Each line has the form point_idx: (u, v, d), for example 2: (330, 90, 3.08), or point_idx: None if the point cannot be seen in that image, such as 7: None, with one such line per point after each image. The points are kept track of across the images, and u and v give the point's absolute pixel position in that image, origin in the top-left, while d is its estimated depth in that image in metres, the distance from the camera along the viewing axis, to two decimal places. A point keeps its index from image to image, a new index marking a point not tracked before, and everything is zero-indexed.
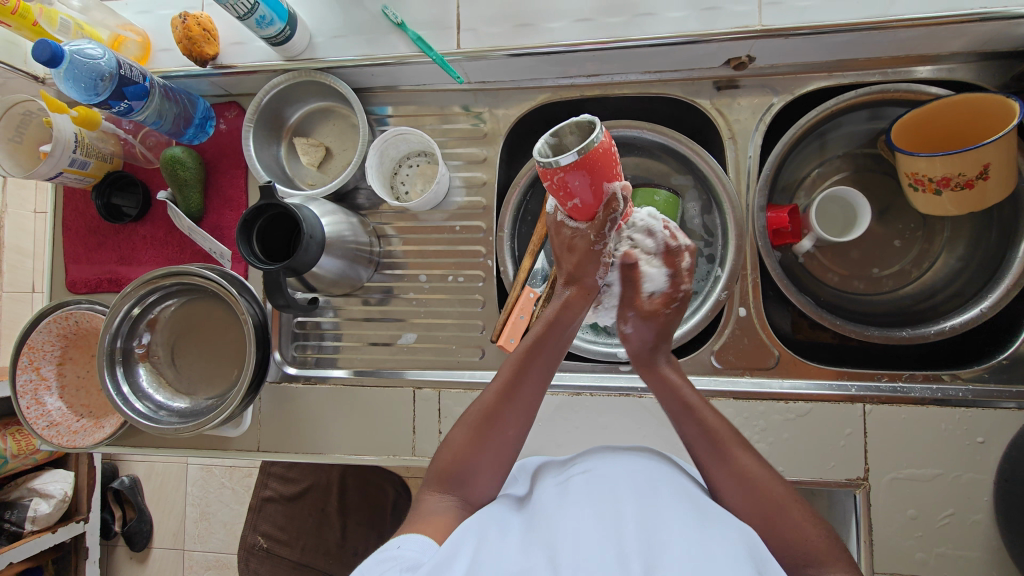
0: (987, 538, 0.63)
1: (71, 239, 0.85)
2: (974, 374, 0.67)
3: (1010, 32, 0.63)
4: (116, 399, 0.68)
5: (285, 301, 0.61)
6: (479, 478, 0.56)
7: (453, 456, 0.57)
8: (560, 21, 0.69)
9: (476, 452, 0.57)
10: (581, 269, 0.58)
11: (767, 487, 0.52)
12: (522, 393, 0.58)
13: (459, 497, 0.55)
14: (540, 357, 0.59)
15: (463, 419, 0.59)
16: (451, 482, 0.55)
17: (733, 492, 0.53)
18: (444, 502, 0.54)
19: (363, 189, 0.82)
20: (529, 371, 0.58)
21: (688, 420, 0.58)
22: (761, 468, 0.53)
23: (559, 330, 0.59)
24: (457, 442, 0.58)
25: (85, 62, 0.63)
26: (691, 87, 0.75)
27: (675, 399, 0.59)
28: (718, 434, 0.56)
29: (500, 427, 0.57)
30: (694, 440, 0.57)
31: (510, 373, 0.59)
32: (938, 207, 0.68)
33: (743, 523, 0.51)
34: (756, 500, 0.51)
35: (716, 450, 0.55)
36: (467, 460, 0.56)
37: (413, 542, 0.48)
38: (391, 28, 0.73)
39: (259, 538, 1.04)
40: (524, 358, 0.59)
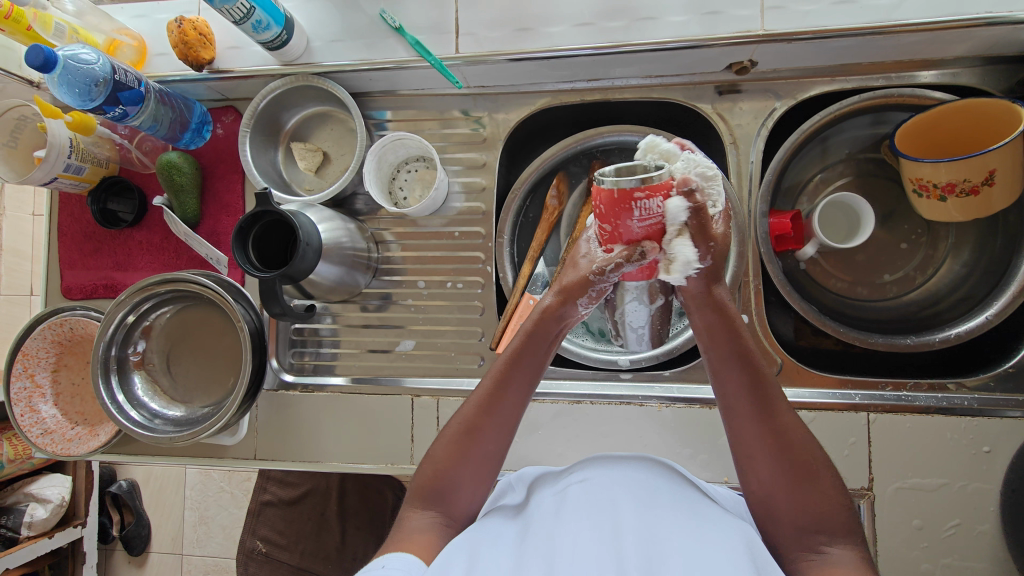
0: (993, 549, 0.62)
1: (66, 244, 0.84)
2: (980, 382, 0.66)
3: (1014, 37, 0.62)
4: (110, 408, 0.67)
5: (281, 309, 0.61)
6: (460, 493, 0.56)
7: (434, 472, 0.56)
8: (560, 25, 0.68)
9: (457, 467, 0.56)
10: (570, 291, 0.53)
11: (803, 448, 0.51)
12: (501, 404, 0.57)
13: (441, 514, 0.55)
14: (519, 367, 0.57)
15: (444, 431, 0.58)
16: (434, 499, 0.55)
17: (762, 444, 0.52)
18: (427, 519, 0.54)
19: (361, 194, 0.81)
20: (508, 387, 0.57)
21: (742, 368, 0.52)
22: (800, 429, 0.52)
23: (540, 342, 0.56)
24: (438, 456, 0.57)
25: (79, 67, 0.62)
26: (692, 92, 0.74)
27: (729, 346, 0.52)
28: (767, 388, 0.52)
29: (479, 442, 0.56)
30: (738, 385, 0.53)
31: (489, 391, 0.57)
32: (942, 212, 0.67)
33: (760, 473, 0.52)
34: (789, 459, 0.51)
35: (762, 401, 0.52)
36: (450, 474, 0.56)
37: (399, 561, 0.47)
38: (389, 33, 0.72)
39: (257, 542, 1.04)
40: (502, 370, 0.57)
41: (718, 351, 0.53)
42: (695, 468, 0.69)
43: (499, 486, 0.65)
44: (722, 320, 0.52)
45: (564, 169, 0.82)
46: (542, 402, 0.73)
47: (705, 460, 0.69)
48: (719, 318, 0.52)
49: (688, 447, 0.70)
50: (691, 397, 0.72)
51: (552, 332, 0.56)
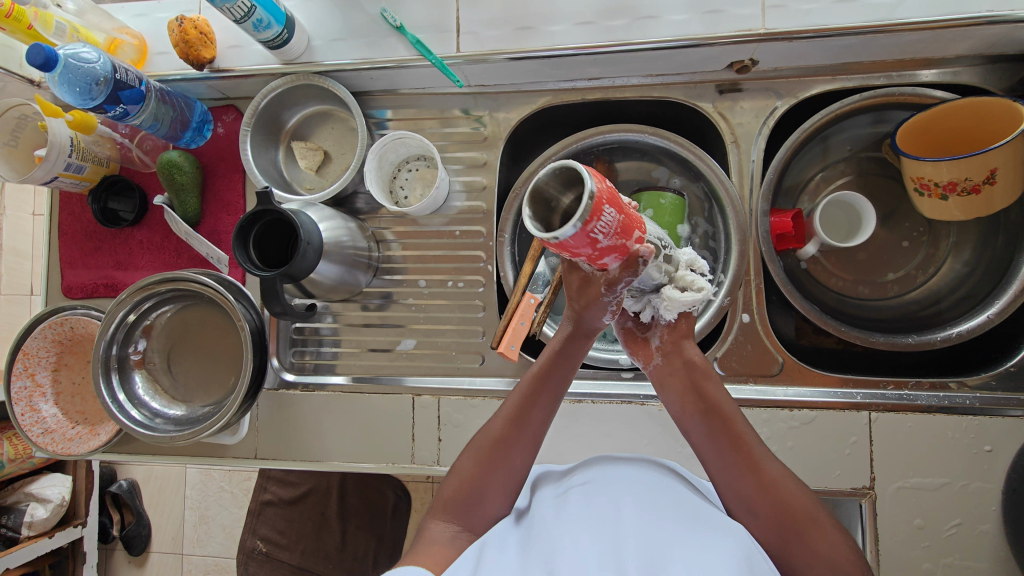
0: (995, 548, 0.62)
1: (67, 243, 0.84)
2: (981, 381, 0.66)
3: (1016, 35, 0.62)
4: (111, 407, 0.67)
5: (281, 308, 0.61)
6: (487, 504, 0.55)
7: (459, 484, 0.56)
8: (561, 24, 0.68)
9: (484, 479, 0.56)
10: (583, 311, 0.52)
11: (795, 502, 0.49)
12: (525, 424, 0.57)
13: (461, 524, 0.54)
14: (546, 386, 0.57)
15: (467, 449, 0.59)
16: (457, 510, 0.55)
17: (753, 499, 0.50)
18: (449, 531, 0.54)
19: (362, 193, 0.81)
20: (537, 400, 0.57)
21: (710, 421, 0.53)
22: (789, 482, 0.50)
23: (566, 358, 0.56)
24: (463, 470, 0.57)
25: (79, 66, 0.62)
26: (693, 91, 0.74)
27: (699, 406, 0.54)
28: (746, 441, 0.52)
29: (508, 456, 0.56)
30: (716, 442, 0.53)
31: (514, 406, 0.58)
32: (944, 211, 0.67)
33: (758, 532, 0.50)
34: (781, 511, 0.49)
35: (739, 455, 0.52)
36: (475, 486, 0.55)
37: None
38: (390, 31, 0.72)
39: (257, 542, 1.04)
40: (530, 387, 0.57)
41: (687, 405, 0.55)
42: (697, 467, 0.69)
43: None
44: (689, 377, 0.55)
45: None
46: None
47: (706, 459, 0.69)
48: (687, 377, 0.55)
49: (689, 446, 0.70)
50: None
51: (580, 346, 0.56)
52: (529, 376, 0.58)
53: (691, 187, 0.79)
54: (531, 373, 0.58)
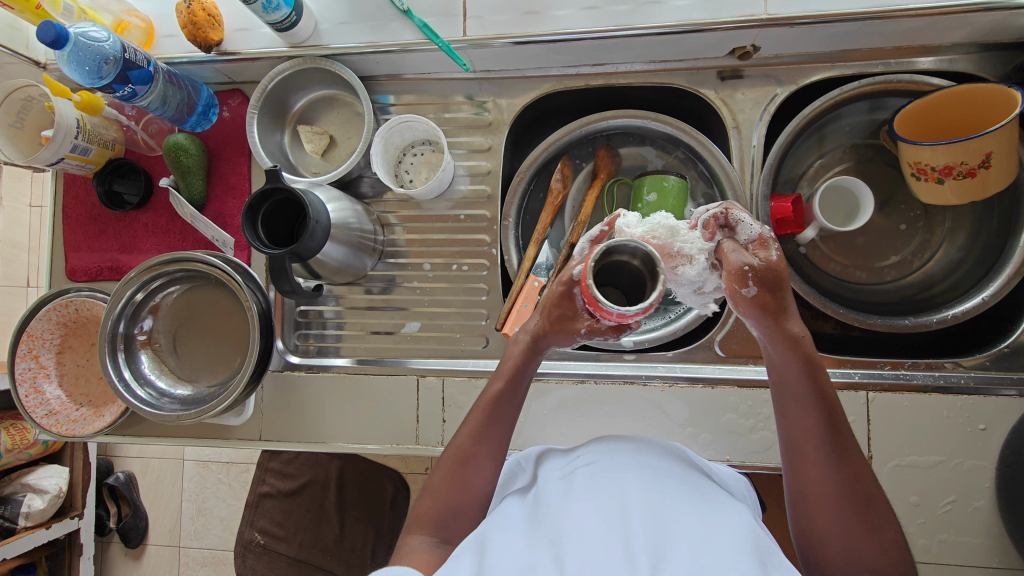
0: (989, 524, 0.64)
1: (72, 226, 0.84)
2: (976, 361, 0.68)
3: (1010, 23, 0.64)
4: (117, 386, 0.67)
5: (290, 287, 0.61)
6: (463, 515, 0.55)
7: (433, 502, 0.56)
8: (566, 9, 0.70)
9: (460, 492, 0.56)
10: (552, 316, 0.60)
11: (874, 502, 0.49)
12: (490, 437, 0.59)
13: (441, 537, 0.54)
14: (505, 402, 0.60)
15: (438, 463, 0.59)
16: (436, 525, 0.55)
17: (831, 493, 0.49)
18: (426, 543, 0.54)
19: (367, 177, 0.81)
20: (497, 413, 0.60)
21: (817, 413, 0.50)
22: (874, 483, 0.49)
23: (524, 368, 0.61)
24: (436, 486, 0.57)
25: (89, 44, 0.63)
26: (695, 77, 0.75)
27: (808, 396, 0.50)
28: (843, 436, 0.50)
29: (474, 466, 0.57)
30: (809, 434, 0.50)
31: (478, 416, 0.60)
32: (939, 196, 0.69)
33: (817, 525, 0.50)
34: (857, 514, 0.48)
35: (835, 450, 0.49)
36: (450, 500, 0.56)
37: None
38: (396, 16, 0.73)
39: (255, 534, 1.03)
40: (492, 401, 0.60)
41: (797, 393, 0.51)
42: (697, 447, 0.70)
43: (506, 467, 0.65)
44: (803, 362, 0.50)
45: (569, 154, 0.83)
46: (546, 383, 0.74)
47: (706, 439, 0.70)
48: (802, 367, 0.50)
49: (691, 426, 0.71)
50: (694, 376, 0.73)
51: (535, 359, 0.61)
52: (487, 393, 0.61)
53: (692, 175, 0.81)
54: (490, 389, 0.61)
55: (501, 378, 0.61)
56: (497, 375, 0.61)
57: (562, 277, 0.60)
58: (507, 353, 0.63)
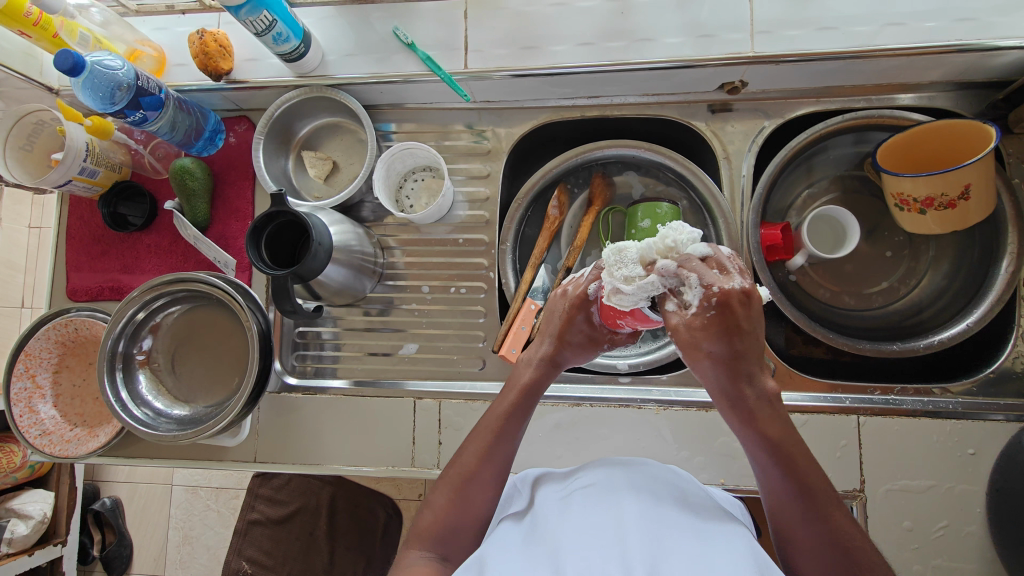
0: (981, 549, 0.64)
1: (75, 247, 0.85)
2: (963, 387, 0.69)
3: (984, 63, 0.68)
4: (115, 405, 0.68)
5: (291, 306, 0.62)
6: (464, 533, 0.56)
7: (435, 517, 0.57)
8: (563, 44, 0.73)
9: (459, 511, 0.56)
10: (564, 333, 0.62)
11: (857, 549, 0.46)
12: (498, 454, 0.59)
13: (438, 553, 0.55)
14: (514, 417, 0.60)
15: (440, 481, 0.60)
16: (435, 540, 0.55)
17: (815, 554, 0.47)
18: (424, 558, 0.54)
19: (368, 203, 0.84)
20: (505, 432, 0.60)
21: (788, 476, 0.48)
22: (855, 532, 0.47)
23: (536, 389, 0.62)
24: (437, 503, 0.58)
25: (105, 72, 0.65)
26: (686, 110, 0.78)
27: (774, 463, 0.48)
28: (815, 492, 0.48)
29: (474, 488, 0.57)
30: (784, 496, 0.49)
31: (483, 435, 0.60)
32: (922, 225, 0.71)
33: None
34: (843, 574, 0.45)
35: (809, 508, 0.47)
36: (448, 518, 0.56)
37: None
38: (400, 49, 0.76)
39: (243, 564, 1.04)
40: (501, 420, 0.60)
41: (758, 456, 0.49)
42: (693, 470, 0.71)
43: (503, 489, 0.65)
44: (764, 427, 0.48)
45: (565, 182, 0.85)
46: (542, 405, 0.74)
47: (701, 462, 0.71)
48: (762, 436, 0.48)
49: (686, 449, 0.71)
50: (688, 400, 0.73)
51: (548, 379, 0.62)
52: (496, 411, 0.61)
53: (685, 202, 0.83)
54: (501, 406, 0.61)
55: (513, 395, 0.61)
56: (504, 397, 0.62)
57: (571, 295, 0.62)
58: (518, 371, 0.64)
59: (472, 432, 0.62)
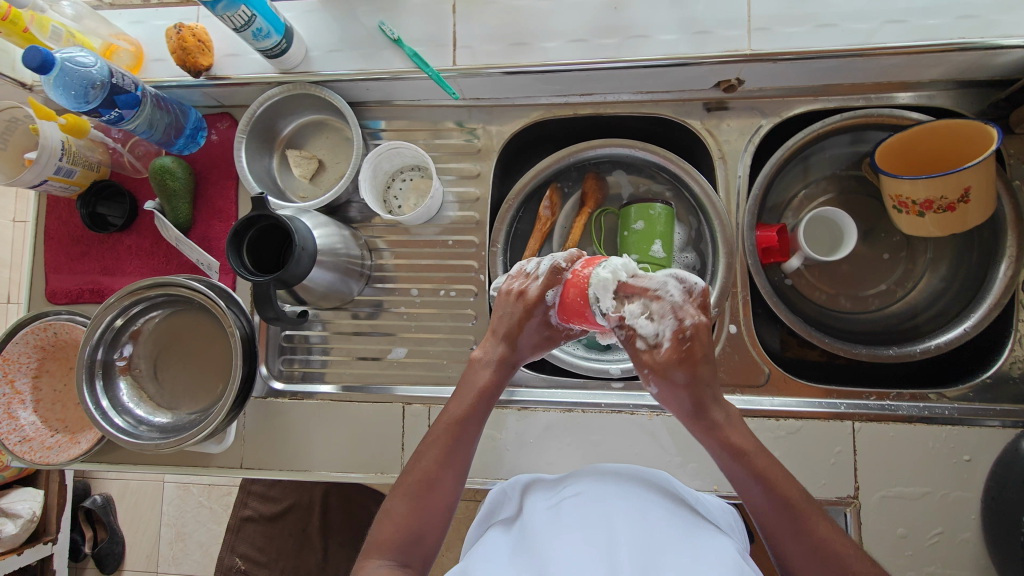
0: (975, 556, 0.63)
1: (53, 248, 0.83)
2: (959, 393, 0.68)
3: (986, 62, 0.66)
4: (94, 413, 0.66)
5: (274, 314, 0.60)
6: (426, 541, 0.52)
7: (395, 527, 0.51)
8: (554, 41, 0.71)
9: (421, 519, 0.52)
10: (519, 334, 0.57)
11: (850, 562, 0.47)
12: (457, 458, 0.55)
13: (400, 562, 0.50)
14: (469, 425, 0.56)
15: (396, 488, 0.54)
16: (398, 549, 0.50)
17: (810, 569, 0.47)
18: (384, 567, 0.49)
19: (355, 203, 0.81)
20: (463, 437, 0.55)
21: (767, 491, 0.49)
22: (844, 543, 0.48)
23: (491, 393, 0.57)
24: (396, 511, 0.52)
25: (76, 69, 0.62)
26: (682, 108, 0.76)
27: (754, 481, 0.49)
28: (796, 506, 0.49)
29: (435, 493, 0.53)
30: (768, 513, 0.49)
31: (445, 434, 0.56)
32: (921, 228, 0.70)
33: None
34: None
35: (796, 525, 0.48)
36: (410, 525, 0.51)
37: None
38: (387, 44, 0.74)
39: (236, 560, 1.04)
40: (457, 424, 0.56)
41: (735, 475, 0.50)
42: (685, 477, 0.70)
43: (492, 496, 0.64)
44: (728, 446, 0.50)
45: (558, 181, 0.83)
46: (534, 411, 0.73)
47: (694, 468, 0.70)
48: (733, 455, 0.50)
49: (679, 455, 0.70)
50: None
51: (504, 381, 0.58)
52: (449, 414, 0.57)
53: (679, 202, 0.82)
54: (452, 411, 0.57)
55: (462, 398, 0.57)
56: (459, 402, 0.57)
57: (525, 295, 0.57)
58: (471, 372, 0.59)
59: (427, 434, 0.57)
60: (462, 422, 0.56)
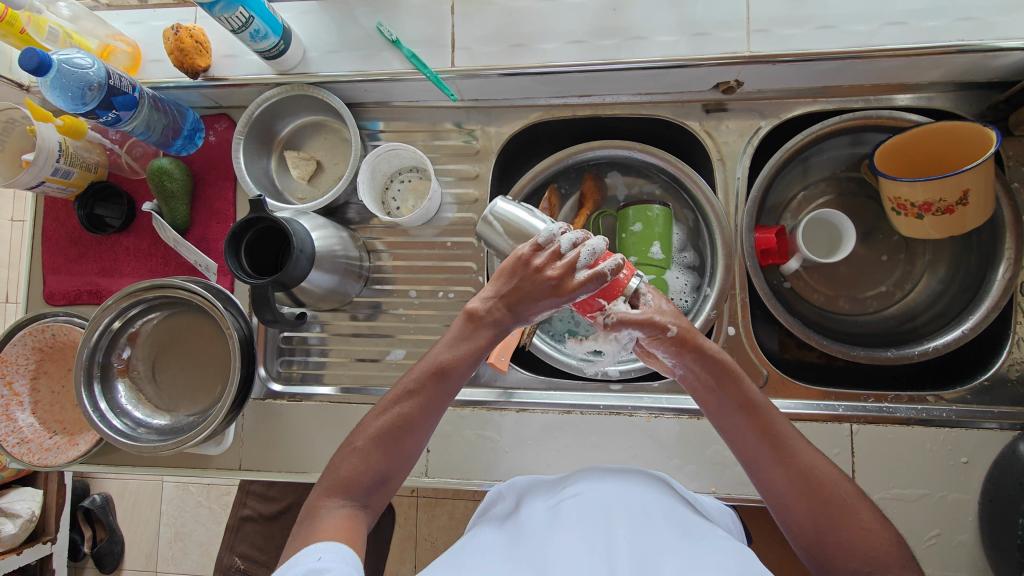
0: (973, 559, 0.63)
1: (50, 249, 0.82)
2: (957, 395, 0.68)
3: (986, 64, 0.66)
4: (93, 416, 0.66)
5: (273, 316, 0.60)
6: (385, 483, 0.52)
7: (360, 465, 0.51)
8: (553, 42, 0.70)
9: (390, 462, 0.52)
10: (523, 305, 0.52)
11: (828, 484, 0.50)
12: (429, 412, 0.53)
13: (358, 502, 0.51)
14: (444, 380, 0.53)
15: (363, 424, 0.54)
16: (358, 489, 0.51)
17: (791, 492, 0.50)
18: (342, 509, 0.50)
19: (354, 204, 0.81)
20: (439, 389, 0.53)
21: (749, 420, 0.52)
22: (826, 470, 0.50)
23: (474, 352, 0.54)
24: (364, 450, 0.52)
25: (73, 71, 0.62)
26: (680, 109, 0.76)
27: (738, 412, 0.53)
28: (779, 434, 0.52)
29: (405, 439, 0.52)
30: (755, 443, 0.52)
31: (425, 383, 0.53)
32: (920, 230, 0.70)
33: (803, 521, 0.50)
34: (822, 498, 0.49)
35: (779, 452, 0.51)
36: (377, 468, 0.51)
37: (337, 554, 0.44)
38: (385, 46, 0.73)
39: (235, 560, 1.02)
40: (434, 375, 0.53)
41: (721, 406, 0.54)
42: (684, 479, 0.70)
43: (489, 496, 0.64)
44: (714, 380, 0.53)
45: (556, 182, 0.83)
46: (532, 413, 0.73)
47: (693, 470, 0.70)
48: (720, 388, 0.53)
49: (677, 457, 0.70)
50: (680, 407, 0.72)
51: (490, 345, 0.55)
52: (432, 359, 0.54)
53: (677, 203, 0.82)
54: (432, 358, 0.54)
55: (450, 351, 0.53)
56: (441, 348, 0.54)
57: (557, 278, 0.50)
58: (466, 322, 0.54)
59: (400, 378, 0.54)
60: (444, 372, 0.53)
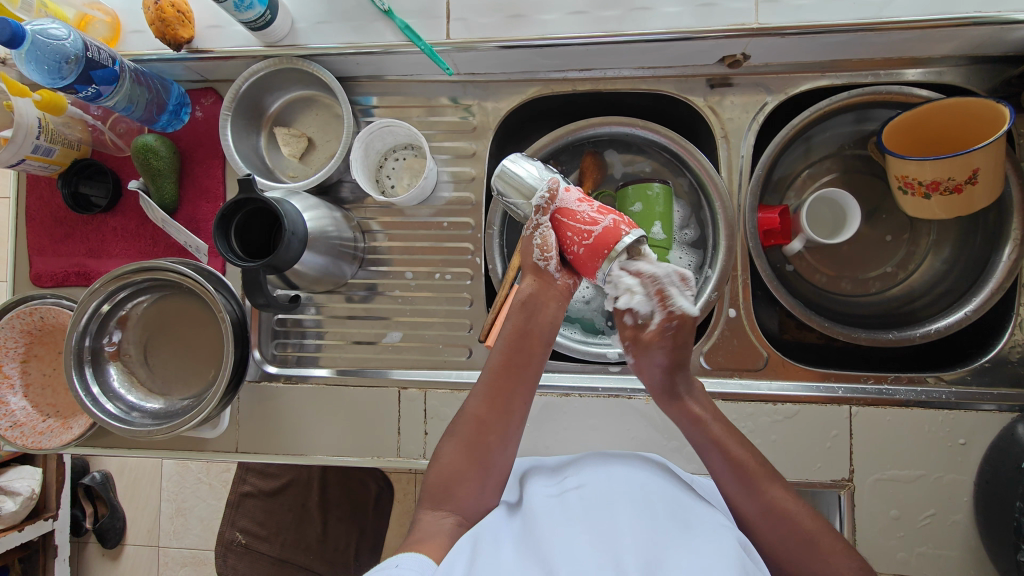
0: (966, 538, 0.64)
1: (36, 229, 0.80)
2: (957, 376, 0.68)
3: (1001, 37, 0.63)
4: (85, 400, 0.65)
5: (264, 300, 0.58)
6: (479, 489, 0.52)
7: (443, 470, 0.53)
8: (552, 13, 0.67)
9: (475, 462, 0.53)
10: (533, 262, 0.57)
11: (796, 516, 0.51)
12: (509, 402, 0.54)
13: (453, 514, 0.51)
14: (514, 370, 0.55)
15: (450, 432, 0.56)
16: (444, 496, 0.52)
17: (762, 522, 0.52)
18: (438, 521, 0.51)
19: (347, 182, 0.79)
20: (513, 381, 0.54)
21: (721, 453, 0.55)
22: (796, 502, 0.52)
23: (531, 338, 0.55)
24: (447, 457, 0.54)
25: (48, 42, 0.59)
26: (684, 84, 0.73)
27: (711, 445, 0.56)
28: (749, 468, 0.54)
29: (489, 435, 0.53)
30: (728, 474, 0.54)
31: (492, 386, 0.55)
32: (926, 210, 0.68)
33: (778, 554, 0.51)
34: (792, 530, 0.50)
35: (750, 484, 0.53)
36: (463, 472, 0.52)
37: (412, 560, 0.45)
38: (377, 16, 0.70)
39: (238, 533, 0.96)
40: (499, 370, 0.55)
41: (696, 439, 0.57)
42: (682, 460, 0.70)
43: None
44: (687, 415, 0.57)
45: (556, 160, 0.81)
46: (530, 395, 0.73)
47: (691, 452, 0.70)
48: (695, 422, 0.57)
49: (674, 439, 0.70)
50: None
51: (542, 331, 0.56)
52: (494, 360, 0.56)
53: (680, 182, 0.80)
54: (495, 360, 0.56)
55: (503, 350, 0.55)
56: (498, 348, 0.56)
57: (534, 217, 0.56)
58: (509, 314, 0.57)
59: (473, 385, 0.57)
60: (512, 364, 0.55)
